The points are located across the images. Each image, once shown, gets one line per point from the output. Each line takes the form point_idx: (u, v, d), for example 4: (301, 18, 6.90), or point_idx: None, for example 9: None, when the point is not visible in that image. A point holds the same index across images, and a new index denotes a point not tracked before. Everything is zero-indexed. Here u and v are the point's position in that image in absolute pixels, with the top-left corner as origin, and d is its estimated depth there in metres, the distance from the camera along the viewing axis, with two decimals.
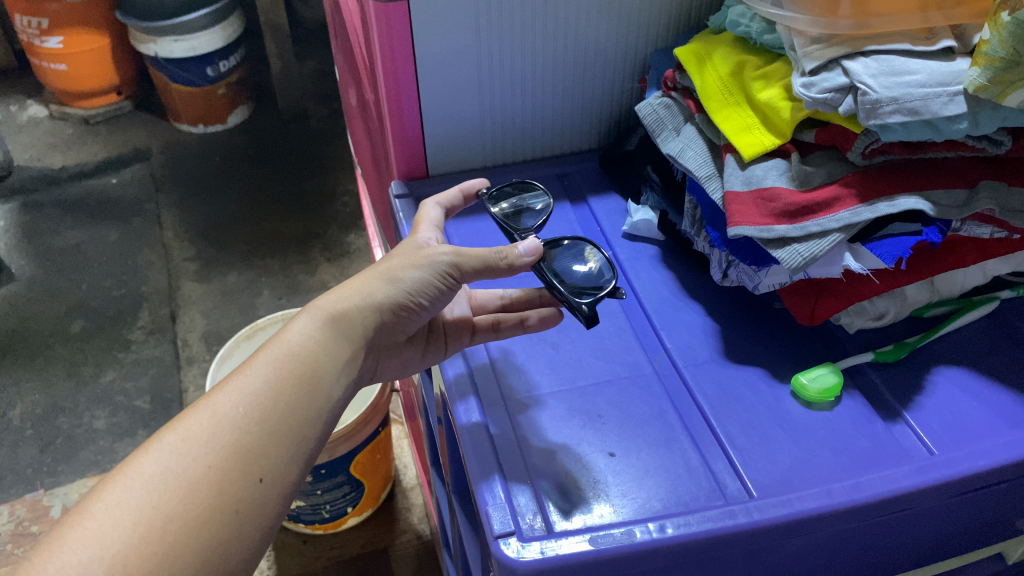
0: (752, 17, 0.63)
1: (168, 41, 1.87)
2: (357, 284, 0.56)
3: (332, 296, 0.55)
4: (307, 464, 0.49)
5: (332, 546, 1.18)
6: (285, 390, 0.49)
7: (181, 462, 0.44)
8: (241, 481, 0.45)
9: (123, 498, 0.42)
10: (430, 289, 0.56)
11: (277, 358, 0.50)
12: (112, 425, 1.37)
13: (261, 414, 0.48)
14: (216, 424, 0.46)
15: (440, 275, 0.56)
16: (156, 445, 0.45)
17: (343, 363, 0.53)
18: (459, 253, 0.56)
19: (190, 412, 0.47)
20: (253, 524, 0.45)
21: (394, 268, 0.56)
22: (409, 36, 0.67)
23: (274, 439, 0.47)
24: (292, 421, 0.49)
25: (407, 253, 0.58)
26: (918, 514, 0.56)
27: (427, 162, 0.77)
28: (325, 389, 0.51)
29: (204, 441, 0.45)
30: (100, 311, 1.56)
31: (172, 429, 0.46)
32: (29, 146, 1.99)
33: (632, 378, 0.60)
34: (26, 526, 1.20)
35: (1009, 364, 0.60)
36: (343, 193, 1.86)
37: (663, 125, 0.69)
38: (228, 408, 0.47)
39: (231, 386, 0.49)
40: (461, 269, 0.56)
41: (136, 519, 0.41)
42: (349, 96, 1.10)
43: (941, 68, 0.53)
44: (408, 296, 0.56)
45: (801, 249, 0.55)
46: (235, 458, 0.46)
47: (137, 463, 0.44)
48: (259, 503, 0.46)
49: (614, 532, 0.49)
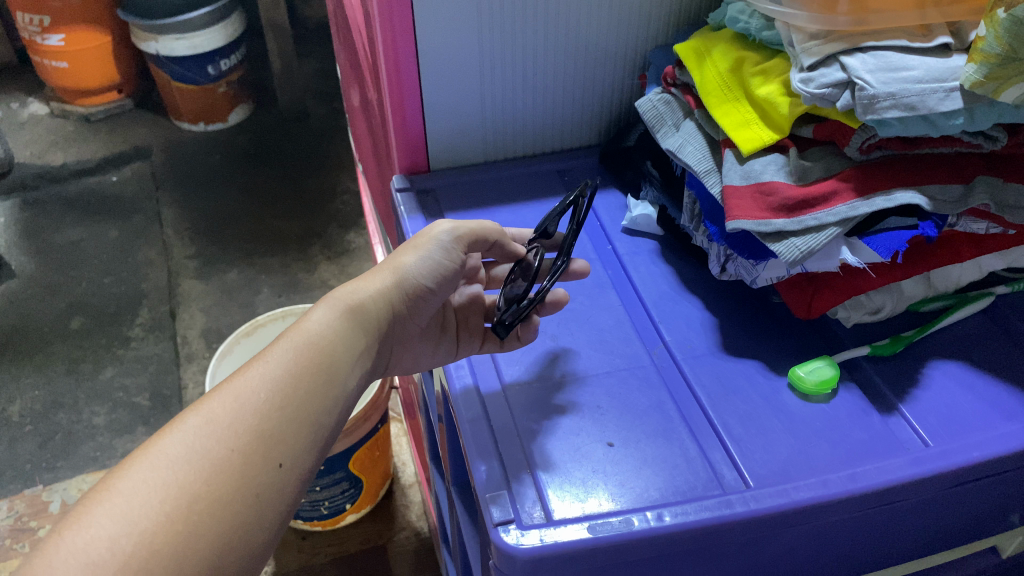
0: (751, 14, 0.64)
1: (170, 39, 1.88)
2: (369, 277, 0.58)
3: (347, 288, 0.57)
4: (323, 451, 0.50)
5: (331, 542, 1.18)
6: (305, 378, 0.50)
7: (205, 444, 0.45)
8: (261, 465, 0.46)
9: (149, 477, 0.43)
10: (439, 271, 0.59)
11: (298, 346, 0.52)
12: (111, 421, 1.37)
13: (282, 401, 0.49)
14: (237, 409, 0.47)
15: (444, 254, 0.59)
16: (179, 427, 0.46)
17: (357, 353, 0.54)
18: (458, 225, 0.61)
19: (212, 395, 0.48)
20: (272, 510, 0.46)
21: (398, 258, 0.59)
22: (413, 32, 0.68)
23: (293, 425, 0.48)
24: (310, 408, 0.50)
25: (409, 243, 0.61)
26: (912, 506, 0.56)
27: (428, 157, 0.78)
28: (341, 379, 0.52)
29: (227, 424, 0.46)
30: (100, 308, 1.57)
31: (195, 412, 0.47)
32: (30, 143, 1.99)
33: (631, 370, 0.61)
34: (25, 521, 1.20)
35: (1004, 358, 0.61)
36: (344, 192, 1.86)
37: (663, 121, 0.70)
38: (250, 393, 0.48)
39: (251, 372, 0.50)
40: (463, 246, 0.61)
41: (162, 498, 0.42)
42: (350, 94, 1.11)
43: (938, 64, 0.53)
44: (418, 282, 0.59)
45: (798, 244, 0.55)
46: (257, 443, 0.46)
47: (161, 444, 0.45)
48: (277, 488, 0.46)
49: (612, 520, 0.50)
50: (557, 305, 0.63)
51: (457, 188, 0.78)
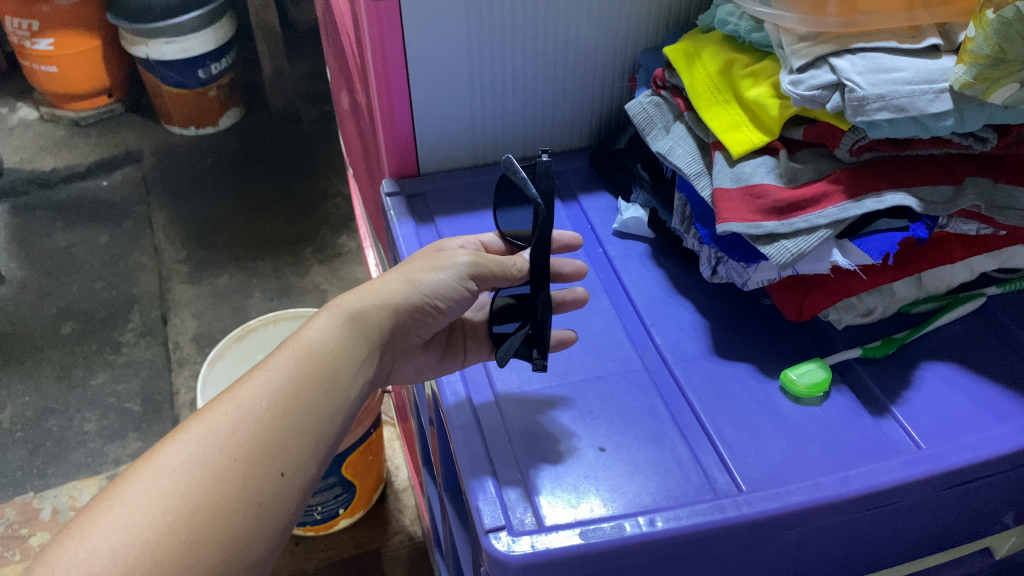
0: (740, 16, 0.63)
1: (160, 43, 1.87)
2: (378, 287, 0.57)
3: (351, 297, 0.56)
4: (324, 461, 0.50)
5: (324, 548, 1.18)
6: (306, 387, 0.50)
7: (207, 453, 0.45)
8: (262, 475, 0.46)
9: (151, 486, 0.43)
10: (450, 293, 0.57)
11: (299, 355, 0.51)
12: (102, 428, 1.36)
13: (284, 409, 0.48)
14: (240, 416, 0.47)
15: (460, 278, 0.57)
16: (182, 435, 0.46)
17: (359, 362, 0.53)
18: (478, 255, 0.58)
19: (215, 404, 0.48)
20: (273, 519, 0.46)
21: (413, 272, 0.58)
22: (401, 37, 0.68)
23: (295, 433, 0.48)
24: (313, 417, 0.49)
25: (426, 257, 0.60)
26: (904, 508, 0.56)
27: (418, 161, 0.78)
28: (343, 387, 0.52)
29: (229, 433, 0.46)
30: (91, 314, 1.56)
31: (197, 421, 0.47)
32: (19, 148, 1.98)
33: (623, 374, 0.60)
34: (15, 529, 1.19)
35: (994, 359, 0.61)
36: (335, 195, 1.86)
37: (653, 123, 0.69)
38: (251, 401, 0.48)
39: (253, 380, 0.49)
40: (477, 279, 0.58)
41: (165, 507, 0.42)
42: (341, 96, 1.10)
43: (926, 66, 0.53)
44: (427, 298, 0.57)
45: (789, 245, 0.55)
46: (258, 452, 0.46)
47: (164, 453, 0.45)
48: (280, 497, 0.46)
49: (604, 526, 0.49)
50: (579, 303, 0.64)
51: (448, 192, 0.77)
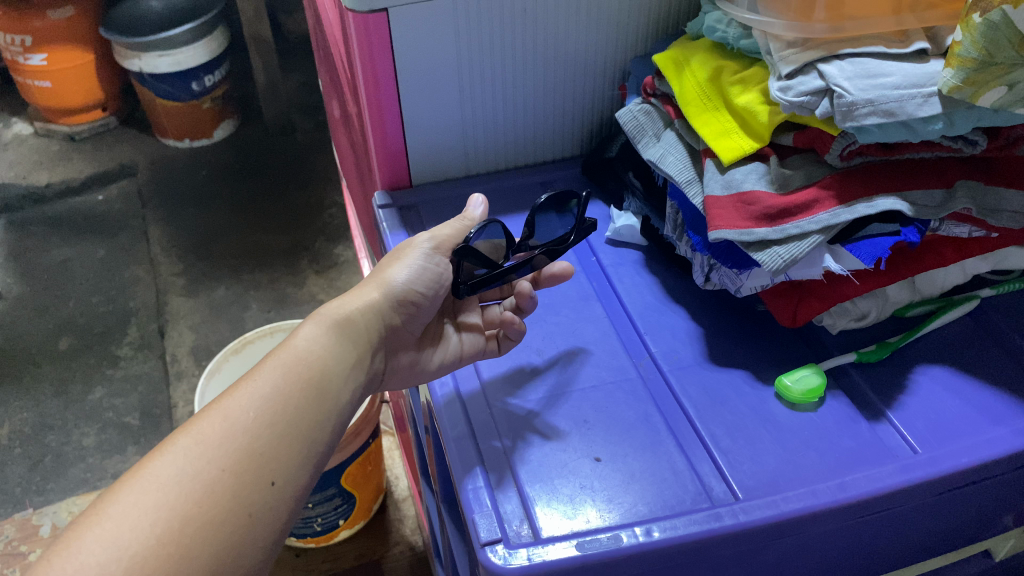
0: (728, 23, 0.63)
1: (154, 56, 1.87)
2: (357, 292, 0.59)
3: (334, 304, 0.57)
4: (317, 468, 0.50)
5: (325, 559, 1.18)
6: (295, 394, 0.50)
7: (196, 464, 0.45)
8: (253, 484, 0.46)
9: (140, 500, 0.42)
10: (427, 278, 0.60)
11: (288, 363, 0.52)
12: (101, 442, 1.36)
13: (274, 418, 0.48)
14: (228, 427, 0.47)
15: (428, 257, 0.60)
16: (170, 448, 0.46)
17: (350, 365, 0.54)
18: (434, 233, 0.62)
19: (203, 414, 0.48)
20: (267, 529, 0.46)
21: (387, 271, 0.59)
22: (389, 49, 0.68)
23: (286, 442, 0.48)
24: (303, 424, 0.49)
25: (393, 253, 0.62)
26: (901, 513, 0.56)
27: (410, 173, 0.78)
28: (335, 392, 0.52)
29: (217, 444, 0.46)
30: (88, 328, 1.55)
31: (185, 433, 0.46)
32: (14, 164, 1.98)
33: (618, 383, 0.60)
34: (15, 546, 1.18)
35: (990, 363, 0.61)
36: (331, 205, 1.86)
37: (643, 131, 0.69)
38: (239, 411, 0.48)
39: (242, 390, 0.49)
40: (445, 252, 0.61)
41: (153, 520, 0.42)
42: (332, 107, 1.10)
43: (914, 70, 0.53)
44: (407, 289, 0.59)
45: (781, 252, 0.55)
46: (249, 462, 0.46)
47: (153, 465, 0.44)
48: (271, 506, 0.46)
49: (600, 537, 0.49)
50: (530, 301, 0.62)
51: (440, 203, 0.77)
